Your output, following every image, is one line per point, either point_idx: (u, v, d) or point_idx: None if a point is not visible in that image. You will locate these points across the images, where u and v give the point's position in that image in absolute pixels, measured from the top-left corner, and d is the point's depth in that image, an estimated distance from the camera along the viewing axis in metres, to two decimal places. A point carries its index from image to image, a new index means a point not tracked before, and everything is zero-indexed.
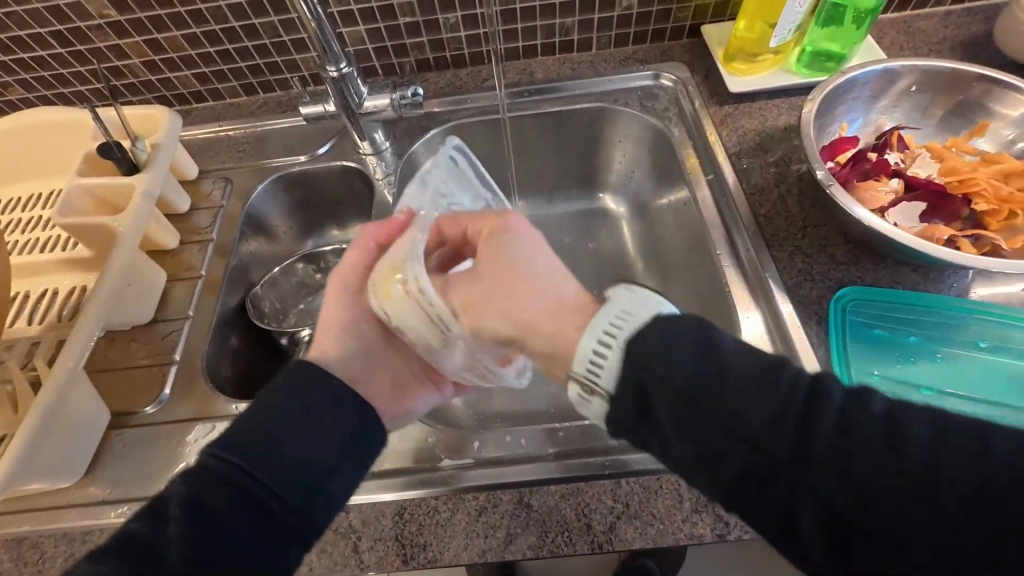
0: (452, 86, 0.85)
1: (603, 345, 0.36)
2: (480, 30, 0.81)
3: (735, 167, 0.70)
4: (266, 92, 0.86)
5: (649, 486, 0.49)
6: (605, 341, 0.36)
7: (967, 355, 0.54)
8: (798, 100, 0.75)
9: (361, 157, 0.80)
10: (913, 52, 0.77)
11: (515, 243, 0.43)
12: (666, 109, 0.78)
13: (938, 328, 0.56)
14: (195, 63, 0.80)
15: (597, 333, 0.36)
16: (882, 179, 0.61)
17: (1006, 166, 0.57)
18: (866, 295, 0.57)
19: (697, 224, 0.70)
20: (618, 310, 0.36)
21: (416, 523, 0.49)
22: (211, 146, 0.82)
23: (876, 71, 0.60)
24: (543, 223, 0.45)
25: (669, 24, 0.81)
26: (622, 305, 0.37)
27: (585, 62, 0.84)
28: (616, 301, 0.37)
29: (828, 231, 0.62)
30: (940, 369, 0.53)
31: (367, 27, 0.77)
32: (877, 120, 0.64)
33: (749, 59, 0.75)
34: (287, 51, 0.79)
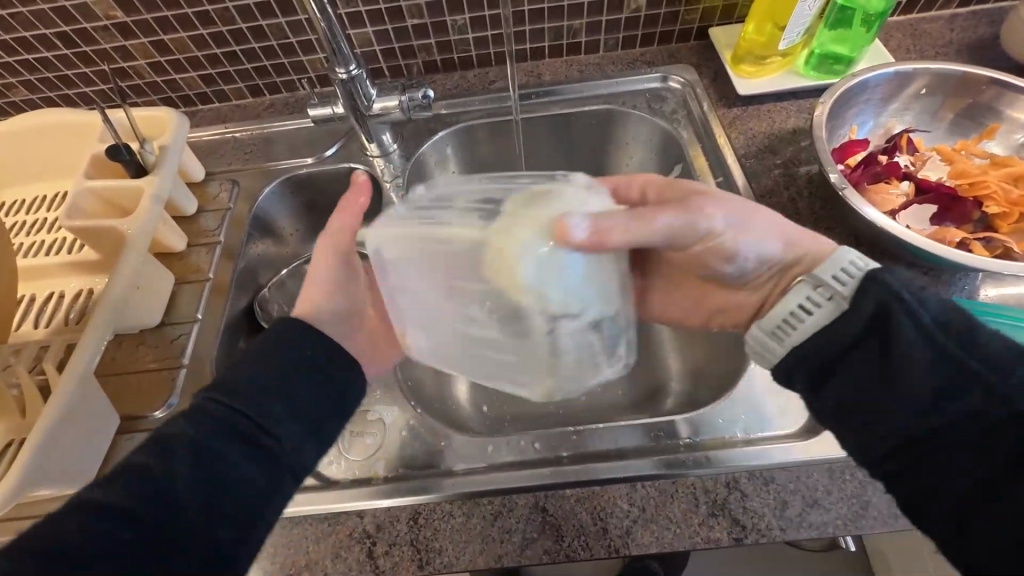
0: (459, 88, 0.85)
1: (787, 324, 0.45)
2: (487, 32, 0.81)
3: (745, 169, 0.70)
4: (272, 94, 0.85)
5: (664, 490, 0.48)
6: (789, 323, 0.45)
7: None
8: (806, 102, 0.75)
9: (368, 159, 0.80)
10: (919, 54, 0.78)
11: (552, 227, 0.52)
12: (674, 111, 0.78)
13: None
14: (201, 64, 0.79)
15: (782, 316, 0.45)
16: (893, 182, 0.61)
17: (1016, 169, 0.58)
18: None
19: None
20: (778, 322, 0.45)
21: (431, 528, 0.49)
22: (217, 148, 0.82)
23: (888, 74, 0.60)
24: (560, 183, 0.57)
25: (677, 26, 0.81)
26: (777, 317, 0.45)
27: (592, 65, 0.84)
28: (766, 323, 0.46)
29: (838, 234, 0.62)
30: None
31: (375, 29, 0.77)
32: (887, 123, 0.64)
33: (757, 62, 0.75)
34: (294, 53, 0.79)
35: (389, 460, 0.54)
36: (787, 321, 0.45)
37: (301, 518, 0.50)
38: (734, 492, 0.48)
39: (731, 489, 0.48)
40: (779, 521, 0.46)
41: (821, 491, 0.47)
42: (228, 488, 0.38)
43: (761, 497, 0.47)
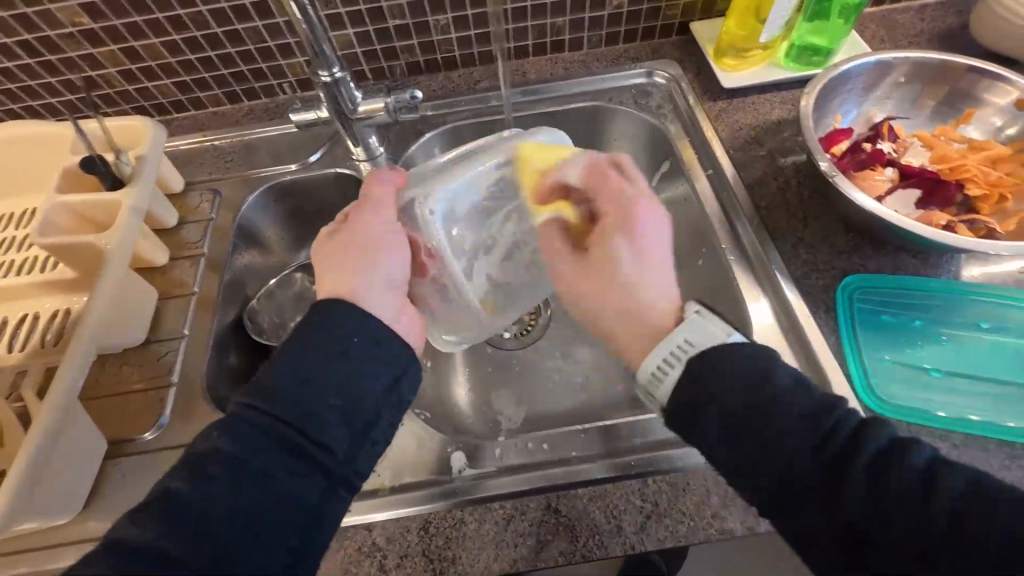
0: (444, 89, 0.83)
1: (665, 364, 0.44)
2: (471, 32, 0.80)
3: (733, 161, 0.70)
4: (251, 100, 0.83)
5: (676, 483, 0.48)
6: (672, 357, 0.44)
7: (969, 334, 0.55)
8: (789, 94, 0.77)
9: (355, 164, 0.78)
10: (893, 44, 0.80)
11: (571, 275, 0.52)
12: (661, 106, 0.79)
13: (941, 311, 0.57)
14: (175, 71, 0.76)
15: (663, 353, 0.44)
16: (878, 168, 0.62)
17: (993, 152, 0.60)
18: (867, 280, 0.59)
19: (698, 218, 0.71)
20: (682, 340, 0.44)
21: (443, 536, 0.47)
22: (196, 158, 0.79)
23: (870, 64, 0.62)
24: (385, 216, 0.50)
25: (659, 22, 0.82)
26: (686, 334, 0.44)
27: (577, 62, 0.84)
28: (682, 330, 0.45)
29: (828, 221, 0.64)
30: (945, 351, 0.55)
31: (357, 30, 0.76)
32: (870, 111, 0.65)
33: (739, 55, 0.76)
34: (273, 56, 0.77)
35: (396, 469, 0.52)
36: (654, 377, 0.44)
37: None
38: None
39: None
40: None
41: None
42: (232, 509, 0.36)
43: None
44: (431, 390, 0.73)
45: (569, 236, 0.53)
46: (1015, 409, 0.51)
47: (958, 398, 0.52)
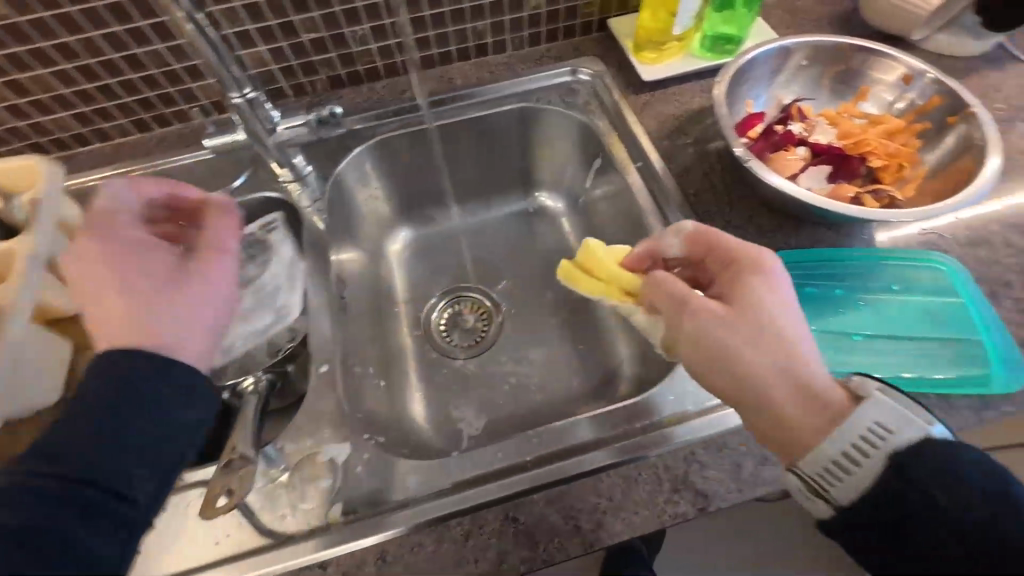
0: (370, 101, 0.81)
1: (849, 462, 0.40)
2: (390, 41, 0.78)
3: (660, 152, 0.72)
4: (163, 127, 0.78)
5: (628, 475, 0.49)
6: (861, 448, 0.40)
7: (882, 294, 0.59)
8: (707, 82, 0.79)
9: (282, 186, 0.75)
10: (796, 29, 0.84)
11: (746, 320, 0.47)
12: (587, 103, 0.80)
13: (858, 279, 0.60)
14: (71, 103, 0.71)
15: (841, 447, 0.41)
16: (790, 148, 0.65)
17: (889, 125, 0.64)
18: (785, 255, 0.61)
19: (633, 210, 0.72)
20: (876, 423, 0.41)
21: (401, 563, 0.47)
22: (105, 193, 0.74)
23: (772, 51, 0.65)
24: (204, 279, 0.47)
25: (578, 20, 0.83)
26: (878, 417, 0.41)
27: (502, 64, 0.84)
28: (872, 412, 0.41)
29: (751, 203, 0.66)
30: (864, 316, 0.58)
31: (269, 47, 0.73)
32: (778, 95, 0.69)
33: (657, 48, 0.78)
34: (180, 80, 0.72)
35: (349, 499, 0.51)
36: (824, 475, 0.41)
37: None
38: (693, 463, 0.49)
39: (689, 461, 0.50)
40: (735, 483, 0.49)
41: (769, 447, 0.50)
42: None
43: (717, 463, 0.49)
44: (386, 410, 0.72)
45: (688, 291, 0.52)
46: (926, 363, 0.55)
47: (881, 359, 0.55)
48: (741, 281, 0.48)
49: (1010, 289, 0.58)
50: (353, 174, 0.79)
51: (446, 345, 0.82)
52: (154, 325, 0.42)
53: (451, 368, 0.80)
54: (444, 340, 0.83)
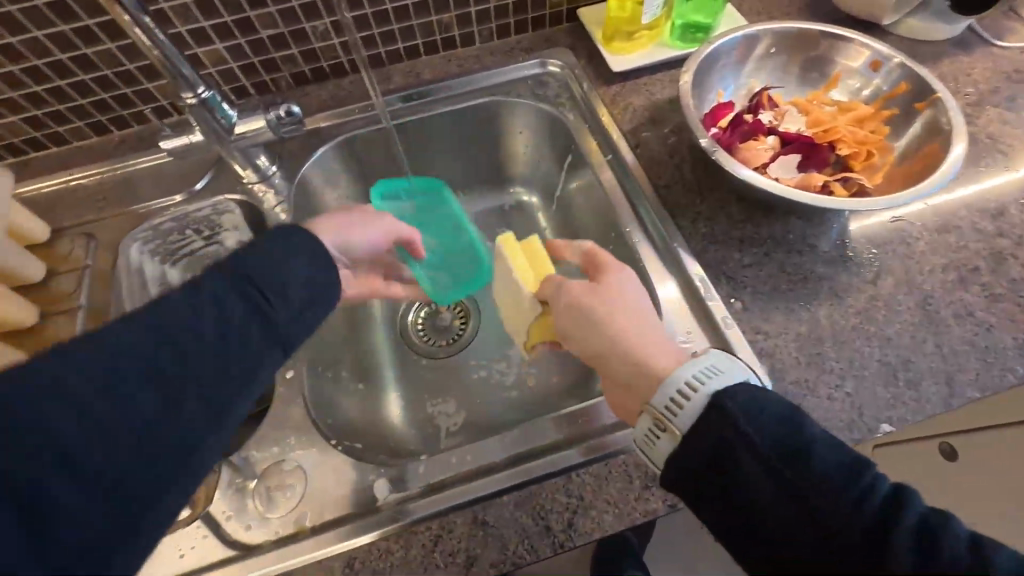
0: (336, 98, 0.79)
1: (686, 391, 0.42)
2: (353, 35, 0.76)
3: (631, 144, 0.72)
4: (120, 129, 0.76)
5: (599, 474, 0.49)
6: (675, 401, 0.41)
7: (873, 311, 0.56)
8: (678, 72, 0.78)
9: (246, 188, 0.73)
10: (768, 15, 0.83)
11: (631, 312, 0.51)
12: (558, 95, 0.79)
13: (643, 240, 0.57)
14: (21, 107, 0.68)
15: (671, 389, 0.42)
16: (760, 138, 0.65)
17: (858, 112, 0.64)
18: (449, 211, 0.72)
19: (604, 203, 0.72)
20: (700, 371, 0.43)
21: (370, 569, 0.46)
22: (63, 201, 0.72)
23: (738, 39, 0.64)
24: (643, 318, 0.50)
25: (547, 11, 0.81)
26: (710, 362, 0.43)
27: (471, 57, 0.82)
28: (700, 362, 0.43)
29: (723, 193, 0.66)
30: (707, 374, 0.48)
31: (226, 44, 0.70)
32: (746, 83, 0.68)
33: (626, 38, 0.78)
34: (135, 80, 0.70)
35: (320, 505, 0.50)
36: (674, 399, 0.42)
37: None
38: None
39: None
40: None
41: None
42: None
43: None
44: (362, 414, 0.71)
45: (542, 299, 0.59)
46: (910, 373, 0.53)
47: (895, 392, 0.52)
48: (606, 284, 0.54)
49: (979, 273, 0.58)
50: (321, 173, 0.77)
51: (423, 346, 0.82)
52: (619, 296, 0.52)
53: (428, 370, 0.79)
54: (424, 342, 0.82)
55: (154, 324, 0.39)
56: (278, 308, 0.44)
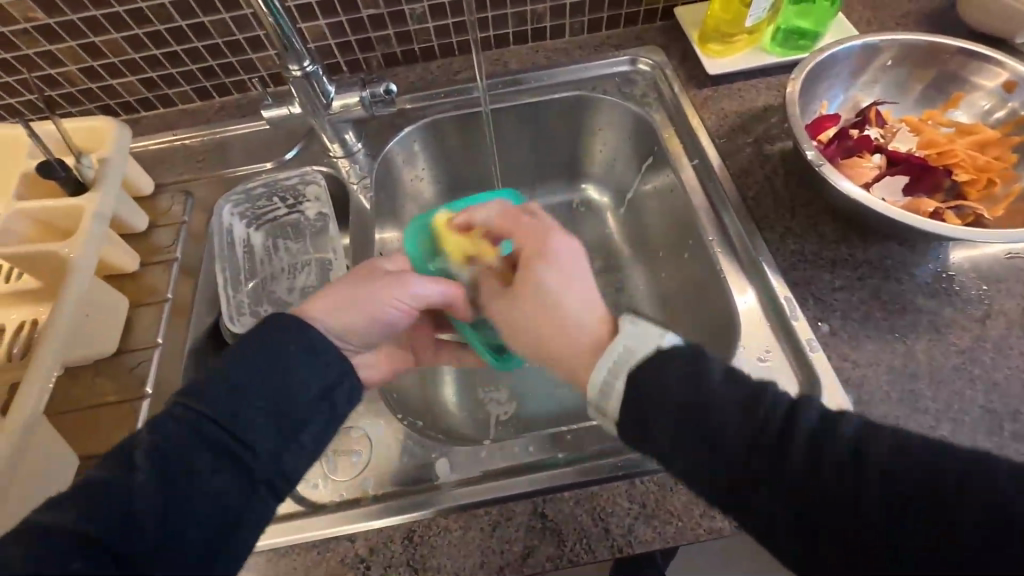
0: (423, 81, 0.81)
1: (610, 378, 0.43)
2: (447, 20, 0.77)
3: (719, 150, 0.69)
4: (222, 96, 0.80)
5: (664, 484, 0.48)
6: (614, 370, 0.43)
7: (979, 350, 0.52)
8: (775, 79, 0.75)
9: (332, 161, 0.76)
10: (880, 26, 0.78)
11: (559, 268, 0.49)
12: (645, 94, 0.77)
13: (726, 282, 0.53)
14: (139, 68, 0.73)
15: (606, 366, 0.43)
16: (865, 155, 0.61)
17: (981, 136, 0.59)
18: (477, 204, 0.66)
19: (683, 208, 0.70)
20: (623, 345, 0.43)
21: (427, 545, 0.47)
22: (165, 159, 0.77)
23: (856, 47, 0.61)
24: (584, 263, 0.50)
25: (642, 7, 0.79)
26: (626, 339, 0.43)
27: (560, 50, 0.82)
28: (623, 335, 0.44)
29: (816, 209, 0.63)
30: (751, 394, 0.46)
31: (328, 21, 0.73)
32: (855, 96, 0.64)
33: (725, 40, 0.75)
34: (242, 50, 0.74)
35: (383, 475, 0.52)
36: (603, 393, 0.43)
37: (287, 549, 0.47)
38: None
39: None
40: None
41: None
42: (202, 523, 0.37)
43: None
44: (418, 393, 0.72)
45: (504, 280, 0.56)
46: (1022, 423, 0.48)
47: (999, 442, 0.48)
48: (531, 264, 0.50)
49: None
50: (402, 153, 0.79)
51: None
52: (575, 292, 0.48)
53: None
54: None
55: (236, 382, 0.41)
56: (339, 370, 0.44)
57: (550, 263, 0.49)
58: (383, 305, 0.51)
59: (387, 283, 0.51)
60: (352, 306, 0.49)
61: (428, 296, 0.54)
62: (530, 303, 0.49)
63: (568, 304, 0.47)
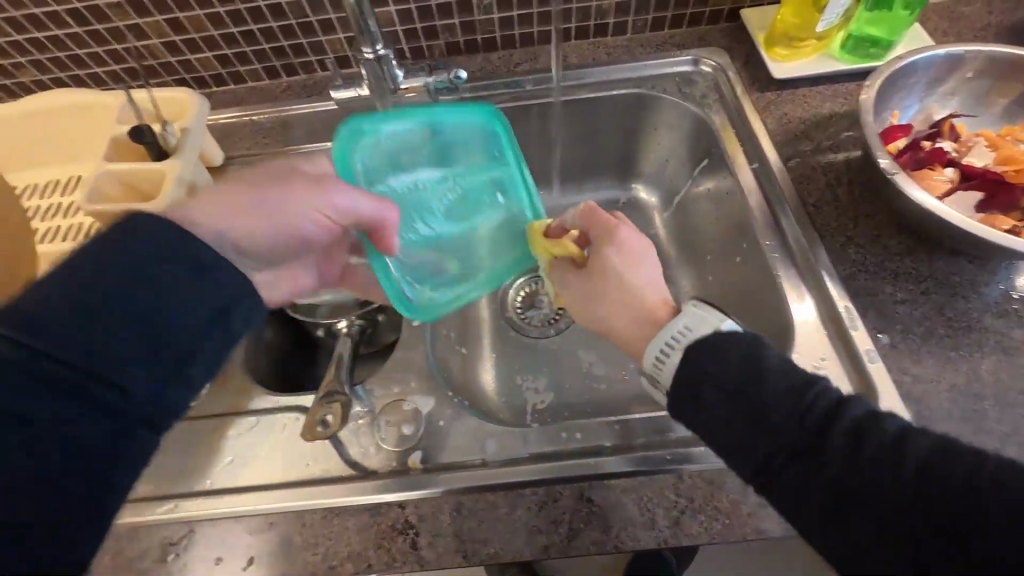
0: (483, 70, 0.82)
1: (663, 356, 0.47)
2: (513, 12, 0.78)
3: (781, 154, 0.69)
4: (290, 75, 0.83)
5: (712, 480, 0.48)
6: (667, 349, 0.47)
7: None
8: (842, 86, 0.74)
9: None
10: (956, 38, 0.76)
11: (629, 255, 0.56)
12: (705, 95, 0.77)
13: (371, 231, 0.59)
14: (217, 44, 0.77)
15: (658, 347, 0.47)
16: (937, 168, 0.59)
17: None
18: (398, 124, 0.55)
19: (739, 211, 0.69)
20: (682, 327, 0.47)
21: (474, 517, 0.48)
22: (234, 132, 0.80)
23: (938, 57, 0.60)
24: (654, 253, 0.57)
25: (708, 8, 0.79)
26: (686, 321, 0.47)
27: (620, 47, 0.82)
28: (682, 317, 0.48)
29: (880, 220, 0.61)
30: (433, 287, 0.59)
31: (399, 7, 0.75)
32: (929, 107, 0.63)
33: (792, 45, 0.74)
34: (314, 32, 0.76)
35: (430, 448, 0.53)
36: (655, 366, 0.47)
37: (341, 509, 0.49)
38: None
39: None
40: None
41: None
42: None
43: None
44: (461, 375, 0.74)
45: (577, 264, 0.58)
46: None
47: None
48: (603, 252, 0.56)
49: None
50: None
51: (518, 320, 0.84)
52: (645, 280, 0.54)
53: (523, 346, 0.81)
54: (519, 318, 0.84)
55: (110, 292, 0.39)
56: (233, 285, 0.43)
57: (615, 248, 0.56)
58: (294, 210, 0.51)
59: (312, 186, 0.51)
60: (261, 202, 0.50)
61: (359, 212, 0.51)
62: (605, 282, 0.55)
63: (637, 283, 0.54)
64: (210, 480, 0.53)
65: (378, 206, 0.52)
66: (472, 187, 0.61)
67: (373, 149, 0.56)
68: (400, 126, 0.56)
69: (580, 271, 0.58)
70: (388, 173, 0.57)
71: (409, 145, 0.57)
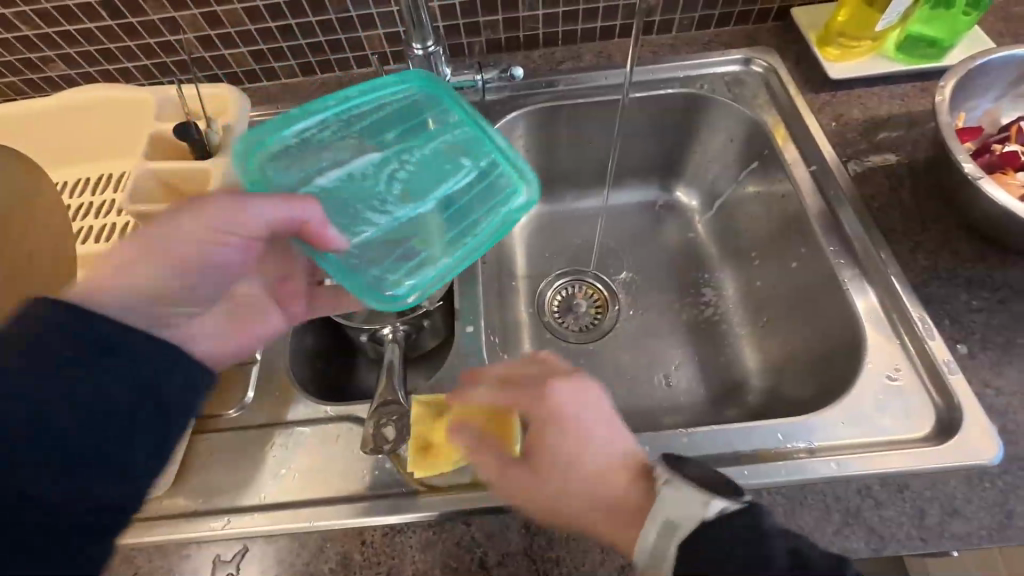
0: (525, 69, 0.80)
1: (655, 536, 0.42)
2: (558, 9, 0.76)
3: (839, 157, 0.67)
4: (325, 72, 0.81)
5: (792, 497, 0.46)
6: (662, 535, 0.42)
7: None
8: (898, 88, 0.72)
9: None
10: (1014, 39, 0.74)
11: (576, 429, 0.46)
12: (755, 96, 0.75)
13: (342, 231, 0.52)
14: (253, 39, 0.75)
15: (652, 532, 0.42)
16: (1010, 172, 0.57)
17: None
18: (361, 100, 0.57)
19: (794, 214, 0.67)
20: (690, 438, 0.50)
21: (544, 535, 0.46)
22: None
23: (1013, 57, 0.58)
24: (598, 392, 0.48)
25: (757, 6, 0.77)
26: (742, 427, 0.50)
27: (666, 46, 0.80)
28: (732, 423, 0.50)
29: (949, 225, 0.59)
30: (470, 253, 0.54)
31: (443, 3, 0.73)
32: (995, 111, 0.61)
33: (847, 44, 0.72)
34: (354, 27, 0.74)
35: None
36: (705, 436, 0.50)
37: (403, 526, 0.47)
38: (867, 499, 0.45)
39: (864, 496, 0.45)
40: (919, 531, 0.44)
41: (960, 500, 0.45)
42: None
43: (898, 504, 0.45)
44: None
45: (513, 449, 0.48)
46: None
47: None
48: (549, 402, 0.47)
49: None
50: None
51: (559, 326, 0.81)
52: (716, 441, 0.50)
53: (564, 353, 0.79)
54: (559, 323, 0.81)
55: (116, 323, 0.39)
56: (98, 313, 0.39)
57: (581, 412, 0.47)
58: (211, 233, 0.44)
59: (224, 206, 0.44)
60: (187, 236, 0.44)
61: (274, 219, 0.45)
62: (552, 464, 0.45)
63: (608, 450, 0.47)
64: (262, 495, 0.50)
65: (296, 207, 0.45)
66: (409, 109, 0.59)
67: (262, 164, 0.52)
68: (404, 90, 0.59)
69: (523, 470, 0.46)
70: (317, 171, 0.54)
71: (327, 141, 0.55)
